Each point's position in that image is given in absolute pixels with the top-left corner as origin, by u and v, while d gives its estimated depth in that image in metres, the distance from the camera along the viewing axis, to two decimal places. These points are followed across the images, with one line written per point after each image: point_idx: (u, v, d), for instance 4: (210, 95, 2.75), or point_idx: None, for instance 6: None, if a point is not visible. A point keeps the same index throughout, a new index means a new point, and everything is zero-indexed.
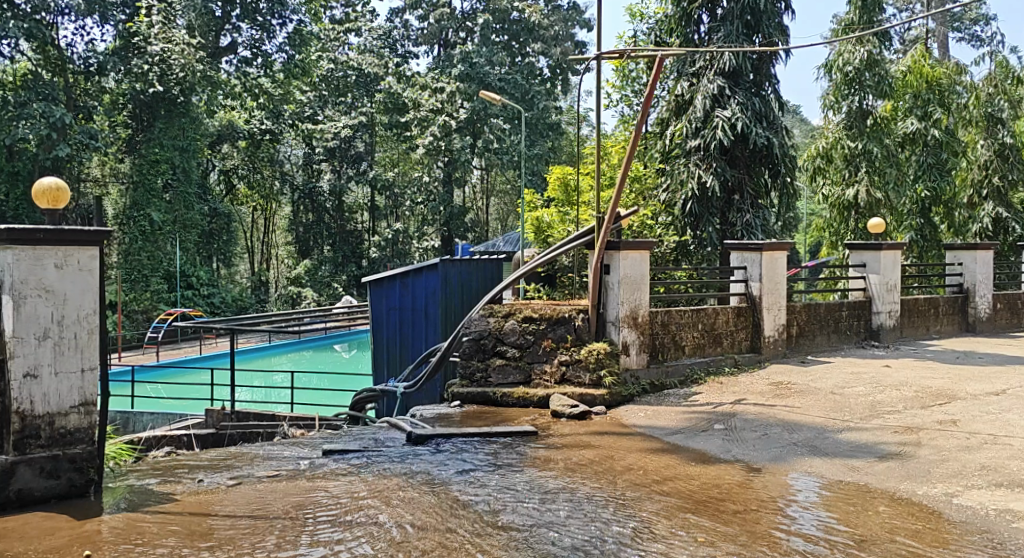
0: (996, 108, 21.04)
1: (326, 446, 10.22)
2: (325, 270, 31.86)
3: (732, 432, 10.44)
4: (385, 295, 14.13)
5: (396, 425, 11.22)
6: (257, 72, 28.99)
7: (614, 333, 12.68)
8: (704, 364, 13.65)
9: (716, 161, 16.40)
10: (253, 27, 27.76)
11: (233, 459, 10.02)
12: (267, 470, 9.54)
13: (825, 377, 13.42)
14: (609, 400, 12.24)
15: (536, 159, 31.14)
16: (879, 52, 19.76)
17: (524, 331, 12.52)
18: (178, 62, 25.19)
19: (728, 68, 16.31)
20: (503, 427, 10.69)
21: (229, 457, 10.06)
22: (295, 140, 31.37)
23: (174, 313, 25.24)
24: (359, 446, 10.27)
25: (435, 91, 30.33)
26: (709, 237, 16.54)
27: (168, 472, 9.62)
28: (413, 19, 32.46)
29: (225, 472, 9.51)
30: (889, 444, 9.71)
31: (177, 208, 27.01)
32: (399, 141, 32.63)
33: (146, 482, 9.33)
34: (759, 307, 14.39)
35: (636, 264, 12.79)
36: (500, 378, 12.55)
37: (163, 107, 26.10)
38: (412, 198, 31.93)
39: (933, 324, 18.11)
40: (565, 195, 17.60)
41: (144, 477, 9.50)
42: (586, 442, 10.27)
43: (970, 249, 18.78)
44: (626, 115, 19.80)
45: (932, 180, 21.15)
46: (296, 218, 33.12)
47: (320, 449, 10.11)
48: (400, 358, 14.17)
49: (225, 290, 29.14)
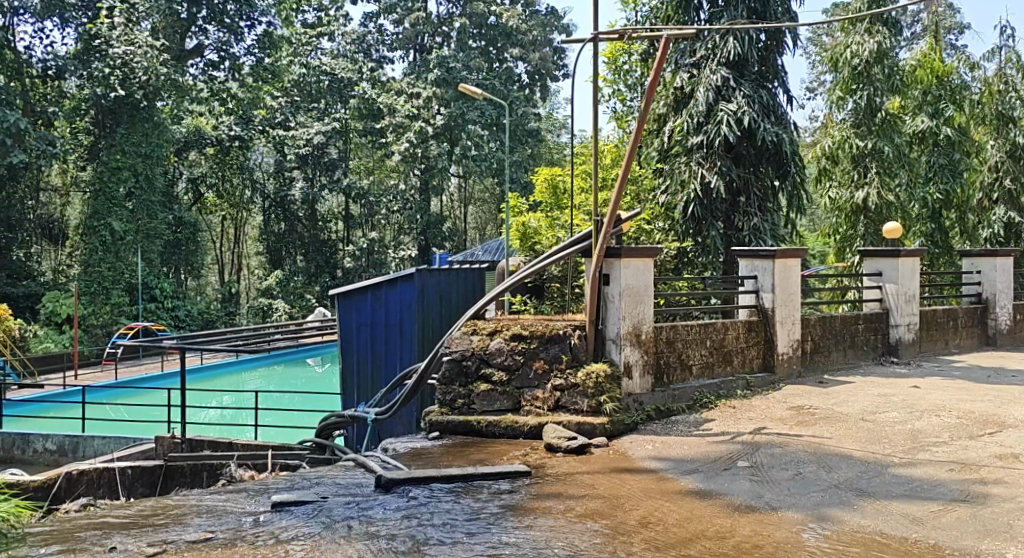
0: (1008, 105, 19.87)
1: (275, 496, 8.73)
2: (296, 282, 30.00)
3: (758, 467, 9.07)
4: (355, 309, 12.52)
5: (364, 464, 9.64)
6: (225, 76, 27.44)
7: (615, 353, 11.13)
8: (713, 386, 12.11)
9: (721, 159, 14.94)
10: (221, 29, 26.27)
11: (159, 514, 8.66)
12: (197, 533, 8.20)
13: (849, 401, 12.04)
14: (611, 431, 10.73)
15: (517, 168, 29.54)
16: (890, 43, 18.51)
17: (512, 351, 10.95)
18: (141, 65, 23.50)
19: (733, 56, 14.86)
20: (490, 468, 9.12)
21: (154, 512, 8.70)
22: (265, 147, 29.52)
23: (135, 327, 23.54)
24: (316, 495, 8.80)
25: (411, 96, 28.96)
26: (713, 243, 15.02)
27: (75, 536, 8.27)
28: (388, 22, 30.83)
29: (145, 536, 8.21)
30: (950, 486, 8.45)
31: (140, 216, 25.11)
32: (374, 149, 31.04)
33: (43, 552, 8.03)
34: (772, 321, 12.90)
35: (639, 273, 11.27)
36: (485, 404, 10.96)
37: (126, 112, 24.32)
38: (389, 206, 30.11)
39: (952, 338, 16.79)
40: (554, 199, 16.02)
41: (45, 543, 8.17)
42: (593, 483, 8.89)
43: (988, 257, 17.49)
44: (619, 113, 18.11)
45: (944, 182, 20.16)
46: (267, 227, 30.98)
47: (269, 502, 8.62)
48: (370, 381, 12.58)
49: (191, 303, 27.33)
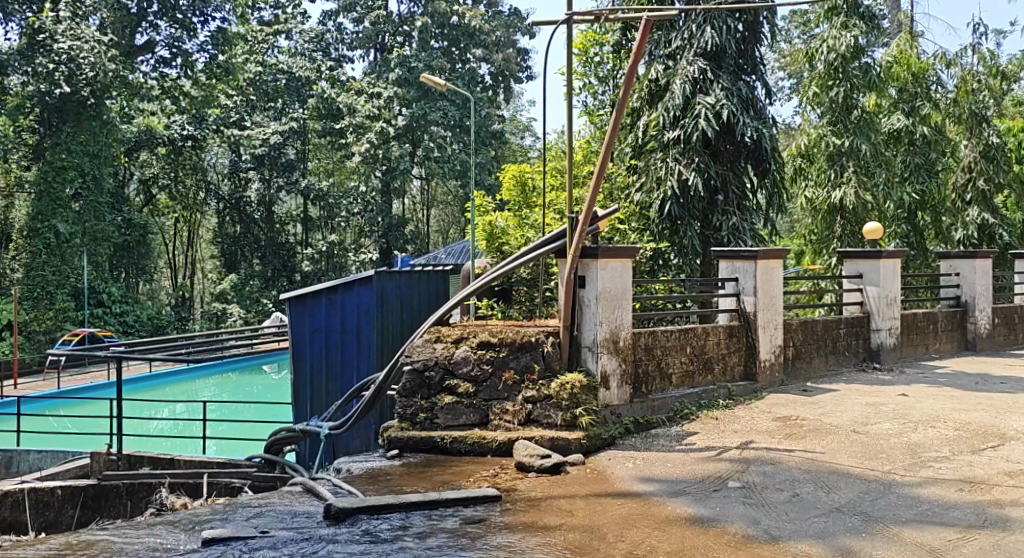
0: (980, 105, 19.47)
1: (206, 533, 7.91)
2: (252, 285, 28.88)
3: (751, 487, 8.37)
4: (308, 315, 11.50)
5: (311, 490, 8.77)
6: (175, 74, 26.15)
7: (591, 362, 10.30)
8: (694, 396, 11.31)
9: (698, 155, 14.16)
10: (173, 25, 25.11)
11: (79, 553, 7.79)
12: None
13: (837, 411, 11.29)
14: (587, 446, 9.90)
15: (481, 170, 28.61)
16: (866, 38, 17.84)
17: (479, 360, 10.07)
18: (88, 61, 22.19)
19: (711, 47, 14.09)
20: (456, 492, 8.33)
21: (73, 551, 7.83)
22: (220, 147, 28.30)
23: (79, 334, 22.31)
24: (255, 530, 7.97)
25: (372, 96, 28.08)
26: (691, 244, 14.27)
27: None
28: (348, 21, 29.85)
29: None
30: (963, 509, 7.82)
31: (87, 219, 23.93)
32: (333, 150, 29.99)
33: None
34: (754, 326, 12.12)
35: (617, 276, 10.46)
36: (450, 419, 10.07)
37: (72, 110, 22.92)
38: (348, 209, 29.08)
39: (932, 342, 16.13)
40: (522, 197, 15.17)
41: None
42: (571, 510, 8.13)
43: (967, 258, 16.86)
44: (590, 106, 17.22)
45: (920, 182, 19.30)
46: (221, 230, 29.76)
47: (200, 539, 7.80)
48: (326, 392, 11.61)
49: (140, 308, 26.11)
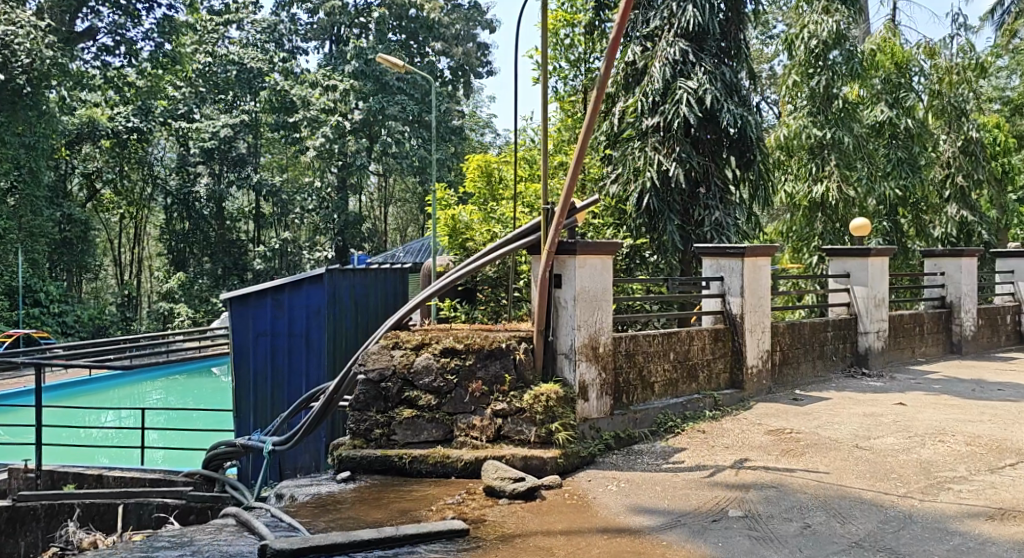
0: (960, 98, 18.75)
1: None
2: (201, 284, 27.22)
3: (756, 517, 7.66)
4: (252, 317, 10.26)
5: (246, 525, 7.74)
6: (119, 64, 24.59)
7: (568, 370, 9.25)
8: (678, 406, 10.25)
9: (679, 144, 13.18)
10: (115, 10, 23.61)
11: None
12: None
13: (834, 422, 10.31)
14: (564, 466, 8.83)
15: (441, 167, 27.48)
16: (849, 24, 16.90)
17: (442, 370, 8.94)
18: (23, 48, 20.36)
19: (693, 26, 13.10)
20: (412, 528, 7.47)
21: None
22: (167, 140, 26.70)
23: (13, 334, 20.49)
24: None
25: (327, 89, 26.75)
26: (670, 240, 13.20)
27: None
28: (301, 12, 28.52)
29: None
30: (998, 545, 7.19)
31: (23, 214, 22.49)
32: (287, 145, 28.57)
33: None
34: (740, 330, 11.10)
35: (596, 274, 9.38)
36: (410, 435, 8.93)
37: (6, 100, 20.89)
38: (302, 206, 27.88)
39: (919, 346, 15.20)
40: (489, 188, 14.03)
41: None
42: (555, 549, 7.33)
43: (953, 256, 15.96)
44: (559, 93, 16.09)
45: (903, 177, 17.93)
46: (169, 226, 27.84)
47: None
48: (272, 402, 10.36)
49: (81, 307, 24.51)
